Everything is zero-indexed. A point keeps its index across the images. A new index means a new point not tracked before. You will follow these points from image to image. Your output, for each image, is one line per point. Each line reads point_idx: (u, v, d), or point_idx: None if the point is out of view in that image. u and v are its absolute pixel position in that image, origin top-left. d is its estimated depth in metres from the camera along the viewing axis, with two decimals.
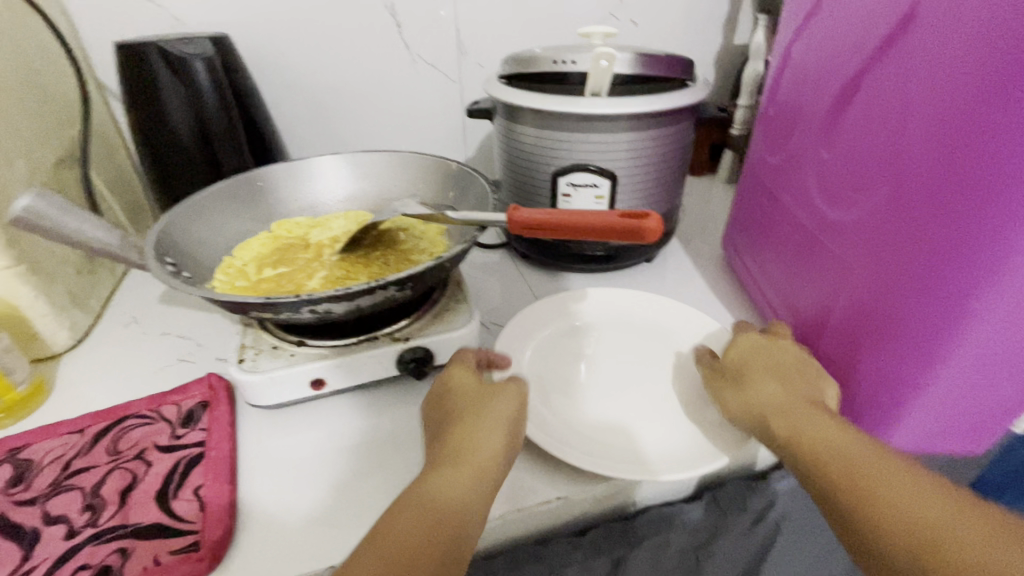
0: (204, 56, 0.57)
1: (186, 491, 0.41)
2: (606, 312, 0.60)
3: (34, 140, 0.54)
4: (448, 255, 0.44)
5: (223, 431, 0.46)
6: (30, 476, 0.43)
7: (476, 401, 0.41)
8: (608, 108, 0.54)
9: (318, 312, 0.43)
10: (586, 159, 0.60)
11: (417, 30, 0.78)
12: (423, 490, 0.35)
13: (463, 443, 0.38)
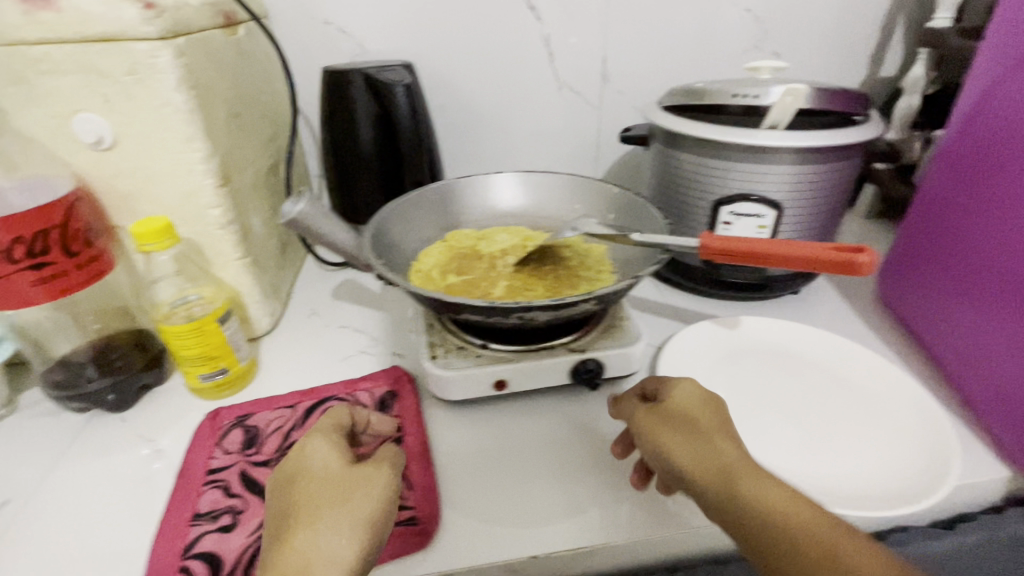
0: (404, 82, 0.64)
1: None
2: (758, 341, 0.60)
3: (259, 149, 0.63)
4: (643, 275, 0.47)
5: (415, 420, 0.51)
6: (258, 441, 0.49)
7: (299, 460, 0.40)
8: (790, 141, 0.54)
9: (522, 319, 0.46)
10: (751, 189, 0.59)
11: (567, 59, 0.82)
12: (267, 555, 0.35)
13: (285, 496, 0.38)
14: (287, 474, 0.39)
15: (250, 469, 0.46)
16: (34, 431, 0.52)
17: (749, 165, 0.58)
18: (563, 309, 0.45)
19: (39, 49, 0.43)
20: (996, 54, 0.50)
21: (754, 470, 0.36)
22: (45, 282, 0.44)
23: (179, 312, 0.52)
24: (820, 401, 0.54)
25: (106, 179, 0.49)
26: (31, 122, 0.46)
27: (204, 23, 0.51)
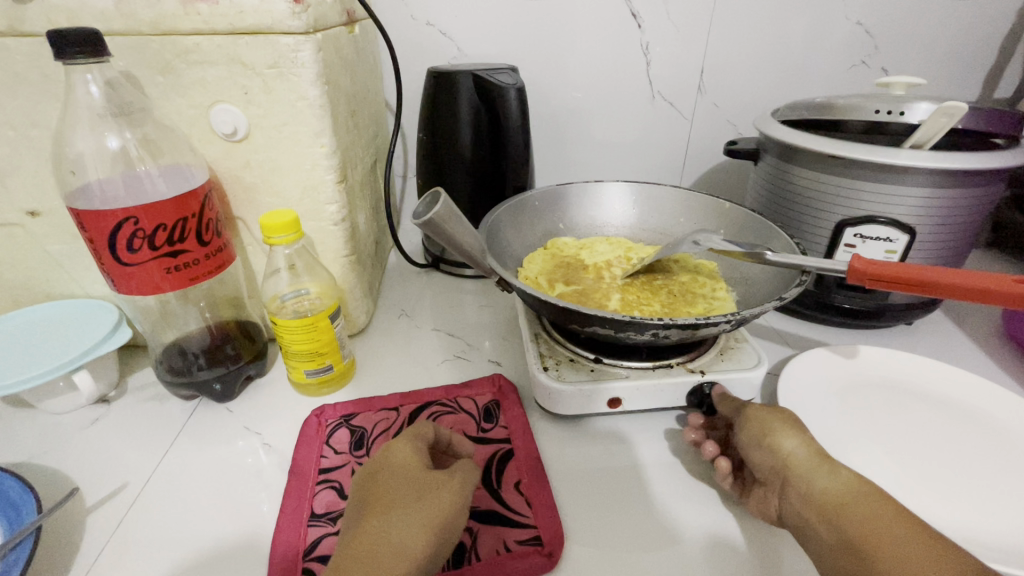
0: (516, 86, 0.62)
1: (509, 485, 0.44)
2: (878, 373, 0.57)
3: (365, 147, 0.62)
4: (790, 296, 0.43)
5: (524, 434, 0.49)
6: (366, 444, 0.48)
7: (383, 457, 0.40)
8: (939, 162, 0.50)
9: (654, 336, 0.44)
10: (881, 212, 0.55)
11: (664, 68, 0.79)
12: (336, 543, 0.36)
13: (362, 489, 0.39)
14: (371, 468, 0.40)
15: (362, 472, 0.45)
16: (144, 414, 0.53)
17: (881, 186, 0.54)
18: (700, 329, 0.43)
19: (192, 39, 0.43)
20: None
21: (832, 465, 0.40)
22: (176, 270, 0.44)
23: (292, 305, 0.52)
24: (961, 441, 0.49)
25: (235, 169, 0.49)
26: (172, 110, 0.46)
27: (334, 20, 0.51)
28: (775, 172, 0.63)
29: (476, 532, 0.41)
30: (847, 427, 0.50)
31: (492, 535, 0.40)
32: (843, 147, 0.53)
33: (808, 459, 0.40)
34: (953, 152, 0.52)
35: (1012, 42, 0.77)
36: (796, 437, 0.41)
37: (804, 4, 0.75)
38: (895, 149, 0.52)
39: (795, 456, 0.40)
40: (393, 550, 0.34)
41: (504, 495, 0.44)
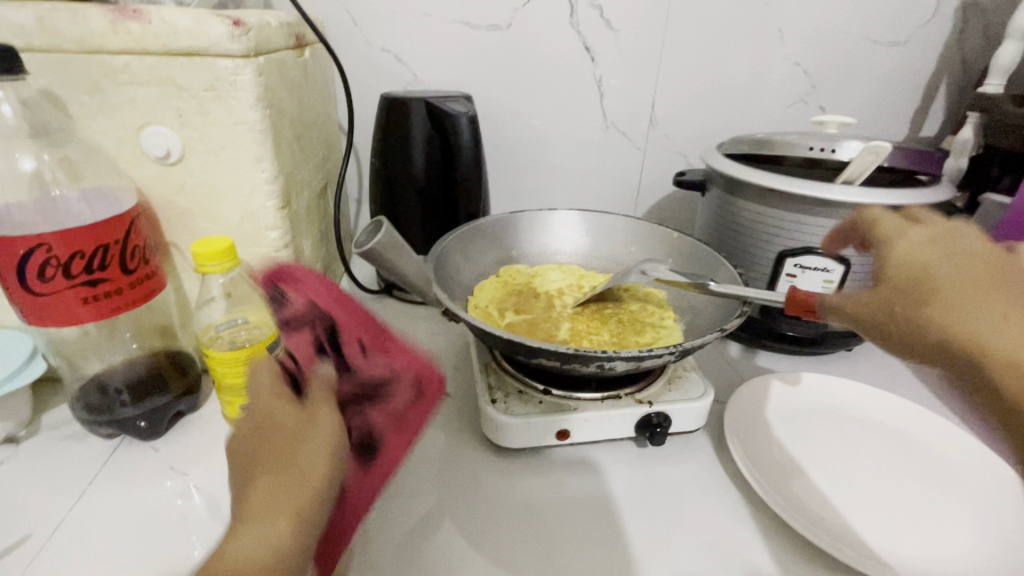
0: (468, 114, 0.62)
1: (410, 409, 0.41)
2: (821, 399, 0.58)
3: (313, 172, 0.61)
4: (731, 327, 0.44)
5: (415, 355, 0.44)
6: (286, 295, 0.45)
7: (328, 483, 0.31)
8: (868, 199, 0.53)
9: (600, 368, 0.44)
10: (818, 244, 0.57)
11: (616, 100, 0.81)
12: (256, 492, 0.30)
13: (269, 526, 0.28)
14: (320, 451, 0.32)
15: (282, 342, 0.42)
16: (58, 455, 0.48)
17: (817, 220, 0.56)
18: (645, 361, 0.43)
19: (121, 58, 0.41)
20: None
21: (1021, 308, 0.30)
22: (94, 300, 0.41)
23: (227, 336, 0.49)
24: (898, 468, 0.51)
25: (168, 193, 0.47)
26: (99, 131, 0.44)
27: (280, 44, 0.50)
28: (720, 204, 0.65)
29: (365, 472, 0.37)
30: (790, 456, 0.51)
31: (392, 446, 0.39)
32: (781, 181, 0.56)
33: (985, 319, 0.30)
34: (881, 189, 0.55)
35: (933, 86, 0.83)
36: (981, 303, 0.30)
37: (746, 46, 0.79)
38: (829, 184, 0.55)
39: (954, 300, 0.31)
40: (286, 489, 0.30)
41: (403, 426, 0.40)
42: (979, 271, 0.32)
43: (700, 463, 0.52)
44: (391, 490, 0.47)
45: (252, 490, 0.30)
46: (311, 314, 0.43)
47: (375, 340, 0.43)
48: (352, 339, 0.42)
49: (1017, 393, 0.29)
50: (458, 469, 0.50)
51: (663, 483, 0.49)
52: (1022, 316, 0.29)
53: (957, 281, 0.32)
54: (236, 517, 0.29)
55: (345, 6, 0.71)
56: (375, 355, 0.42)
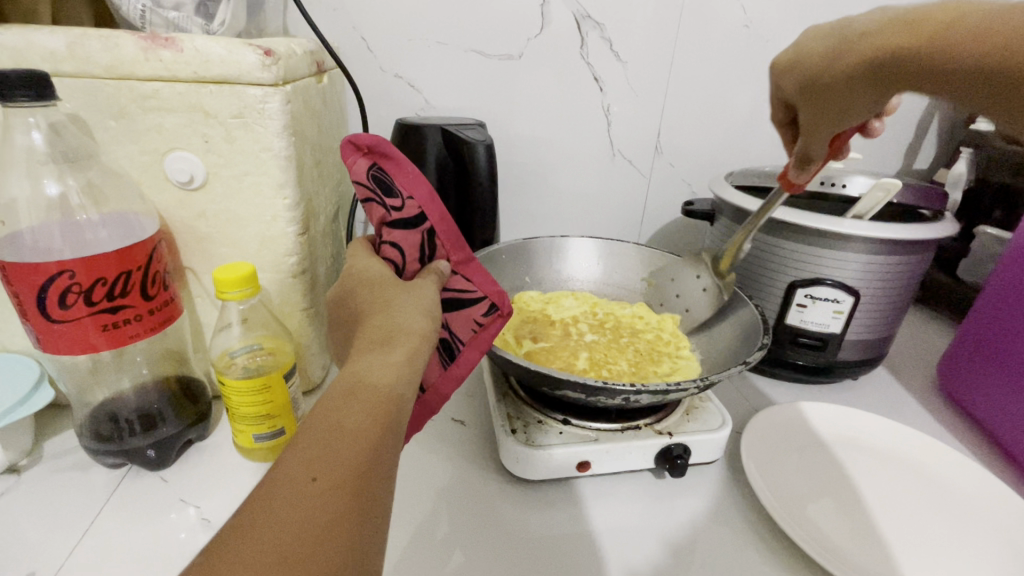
0: (484, 141, 0.63)
1: (472, 342, 0.43)
2: (834, 429, 0.58)
3: (329, 196, 0.61)
4: (753, 360, 0.44)
5: (489, 277, 0.43)
6: (390, 184, 0.43)
7: (418, 364, 0.33)
8: (878, 234, 0.54)
9: (624, 401, 0.44)
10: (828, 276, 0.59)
11: (623, 128, 0.82)
12: (359, 368, 0.31)
13: (378, 386, 0.30)
14: (409, 343, 0.33)
15: (392, 215, 0.43)
16: (60, 486, 0.47)
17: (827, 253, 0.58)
18: (669, 394, 0.43)
19: (150, 85, 0.41)
20: None
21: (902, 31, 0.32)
22: (113, 327, 0.40)
23: (242, 363, 0.48)
24: (912, 499, 0.51)
25: (188, 218, 0.47)
26: (122, 155, 0.44)
27: (304, 71, 0.50)
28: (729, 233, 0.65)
29: (445, 367, 0.43)
30: (807, 486, 0.51)
31: (443, 386, 0.43)
32: (792, 215, 0.57)
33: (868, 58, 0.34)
34: (889, 223, 0.57)
35: (927, 121, 0.86)
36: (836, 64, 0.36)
37: (749, 78, 0.81)
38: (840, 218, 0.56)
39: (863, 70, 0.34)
40: (379, 379, 0.31)
41: (473, 341, 0.43)
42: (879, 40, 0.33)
43: (718, 494, 0.51)
44: (408, 522, 0.46)
45: (354, 367, 0.31)
46: (417, 213, 0.42)
47: (460, 260, 0.43)
48: (441, 251, 0.43)
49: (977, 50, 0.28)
50: (475, 500, 0.49)
51: (682, 515, 0.49)
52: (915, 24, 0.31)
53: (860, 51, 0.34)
54: (335, 389, 0.30)
55: (361, 33, 0.72)
56: (457, 281, 0.43)
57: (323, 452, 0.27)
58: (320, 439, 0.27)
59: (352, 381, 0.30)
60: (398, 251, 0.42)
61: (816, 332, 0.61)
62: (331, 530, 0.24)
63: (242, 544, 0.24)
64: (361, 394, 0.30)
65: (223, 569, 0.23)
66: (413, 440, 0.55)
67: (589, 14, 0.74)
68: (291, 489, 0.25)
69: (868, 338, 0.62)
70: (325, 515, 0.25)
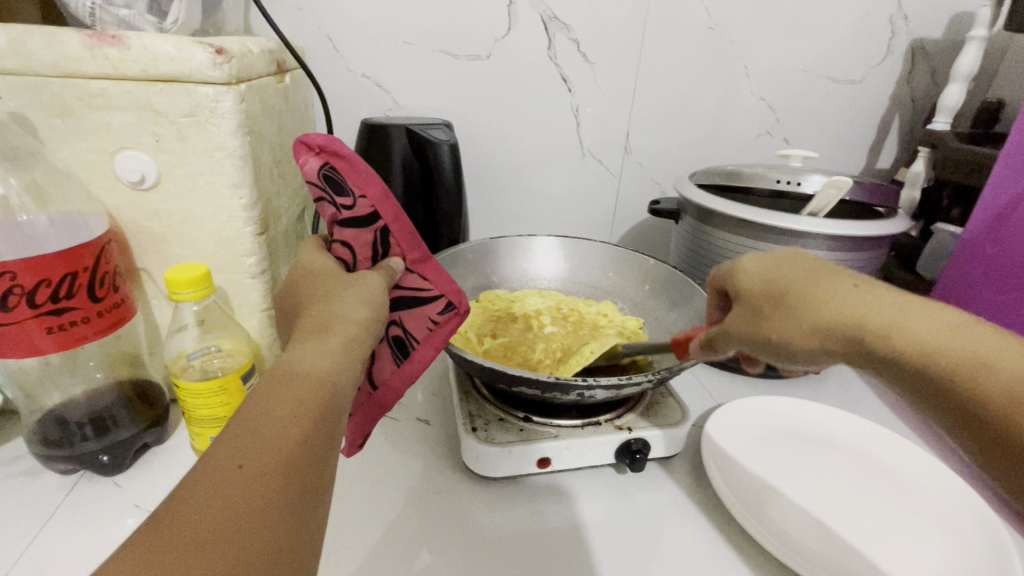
0: (448, 141, 0.63)
1: (426, 340, 0.44)
2: (794, 422, 0.60)
3: (292, 196, 0.60)
4: (707, 355, 0.46)
5: (446, 276, 0.44)
6: (341, 183, 0.42)
7: (354, 353, 0.34)
8: (832, 230, 0.55)
9: (581, 396, 0.44)
10: None
11: (592, 129, 0.83)
12: (293, 358, 0.32)
13: (312, 374, 0.31)
14: (346, 333, 0.34)
15: (343, 214, 0.43)
16: (10, 493, 0.45)
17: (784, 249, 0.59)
18: (625, 389, 0.44)
19: (97, 83, 0.41)
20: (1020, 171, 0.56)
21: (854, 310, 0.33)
22: (58, 330, 0.39)
23: (199, 365, 0.48)
24: (866, 487, 0.52)
25: (141, 218, 0.46)
26: (70, 155, 0.43)
27: (261, 71, 0.50)
28: (692, 232, 0.67)
29: (398, 365, 0.44)
30: (765, 478, 0.52)
31: (396, 382, 0.44)
32: (749, 212, 0.58)
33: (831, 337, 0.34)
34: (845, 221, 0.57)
35: (886, 122, 0.89)
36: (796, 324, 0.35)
37: (715, 81, 0.82)
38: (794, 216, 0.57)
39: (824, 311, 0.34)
40: (313, 367, 0.31)
41: (428, 339, 0.44)
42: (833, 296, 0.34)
43: (678, 488, 0.52)
44: (368, 522, 0.46)
45: (288, 357, 0.32)
46: (370, 212, 0.42)
47: (416, 259, 0.44)
48: (396, 250, 0.43)
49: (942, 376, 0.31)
50: (437, 499, 0.49)
51: (642, 509, 0.49)
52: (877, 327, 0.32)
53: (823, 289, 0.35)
54: (269, 378, 0.30)
55: (326, 32, 0.72)
56: (412, 280, 0.43)
57: (252, 440, 0.27)
58: (252, 428, 0.27)
59: (284, 369, 0.31)
60: (350, 250, 0.43)
61: None
62: (257, 516, 0.25)
63: (165, 537, 0.23)
64: (294, 381, 0.30)
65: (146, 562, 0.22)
66: (377, 440, 0.55)
67: (556, 16, 0.75)
68: (217, 477, 0.25)
69: None
70: (251, 502, 0.25)
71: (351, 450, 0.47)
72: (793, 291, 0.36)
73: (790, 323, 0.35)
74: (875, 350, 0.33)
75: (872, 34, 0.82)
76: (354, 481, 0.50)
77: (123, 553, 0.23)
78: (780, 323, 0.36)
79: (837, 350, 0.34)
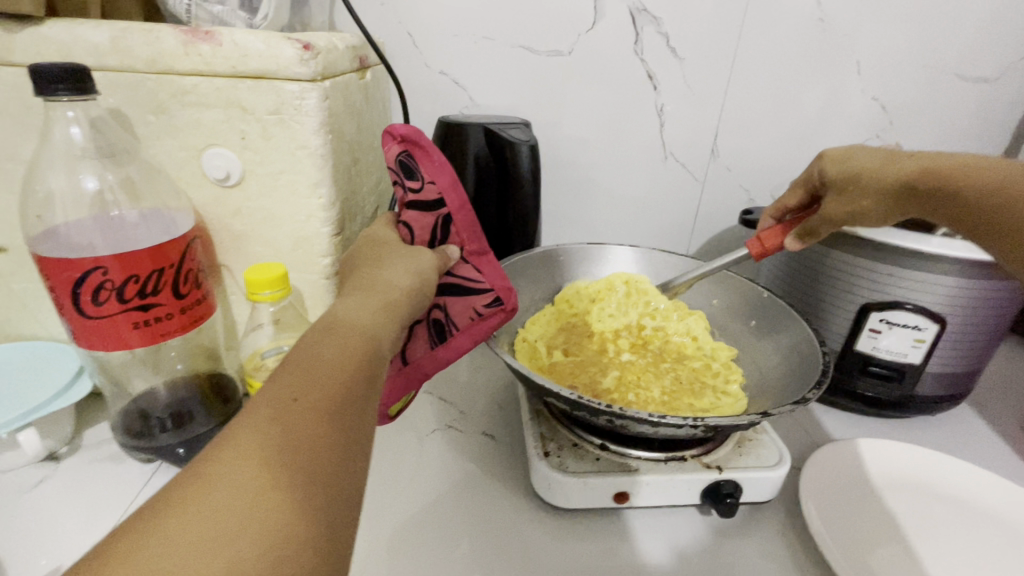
0: (529, 142, 0.60)
1: (466, 329, 0.44)
2: (912, 469, 0.52)
3: (368, 195, 0.59)
4: (773, 413, 0.39)
5: (500, 272, 0.44)
6: (414, 170, 0.43)
7: (395, 311, 0.35)
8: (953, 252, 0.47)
9: (614, 423, 0.41)
10: (902, 299, 0.51)
11: (677, 130, 0.77)
12: (340, 311, 0.33)
13: (357, 324, 0.32)
14: (389, 295, 0.36)
15: (411, 197, 0.43)
16: (95, 476, 0.47)
17: (901, 272, 0.50)
18: (664, 428, 0.40)
19: (190, 80, 0.41)
20: None
21: (894, 161, 0.45)
22: (144, 325, 0.40)
23: (273, 364, 0.47)
24: (1000, 558, 0.44)
25: (224, 215, 0.46)
26: (163, 151, 0.43)
27: (345, 67, 0.48)
28: (794, 247, 0.59)
29: (433, 347, 0.44)
30: (875, 538, 0.45)
31: (428, 364, 0.44)
32: (860, 227, 0.51)
33: (883, 164, 0.45)
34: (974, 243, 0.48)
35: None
36: (868, 178, 0.46)
37: (821, 77, 0.74)
38: (915, 236, 0.49)
39: (874, 172, 0.45)
40: (359, 319, 0.33)
41: (468, 328, 0.44)
42: (891, 163, 0.45)
43: (772, 538, 0.46)
44: (429, 543, 0.43)
45: (336, 310, 0.34)
46: (436, 198, 0.42)
47: (474, 251, 0.44)
48: (456, 239, 0.44)
49: (952, 185, 0.40)
50: (500, 520, 0.46)
51: (730, 559, 0.44)
52: (909, 170, 0.43)
53: (868, 163, 0.46)
54: (318, 327, 0.32)
55: (406, 28, 0.70)
56: (466, 270, 0.43)
57: (302, 376, 0.28)
58: (305, 363, 0.29)
59: (334, 320, 0.33)
60: (409, 231, 0.44)
61: (890, 362, 0.54)
62: (313, 439, 0.25)
63: (225, 452, 0.24)
64: (341, 330, 0.31)
65: (208, 471, 0.23)
66: (441, 452, 0.53)
67: (645, 8, 0.70)
68: (270, 408, 0.26)
69: (952, 371, 0.55)
70: (304, 430, 0.25)
71: (380, 419, 0.47)
72: (858, 172, 0.46)
73: (860, 193, 0.47)
74: (929, 190, 0.42)
75: (1018, 22, 0.70)
76: (417, 495, 0.48)
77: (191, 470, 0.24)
78: (855, 174, 0.47)
79: (901, 201, 0.44)
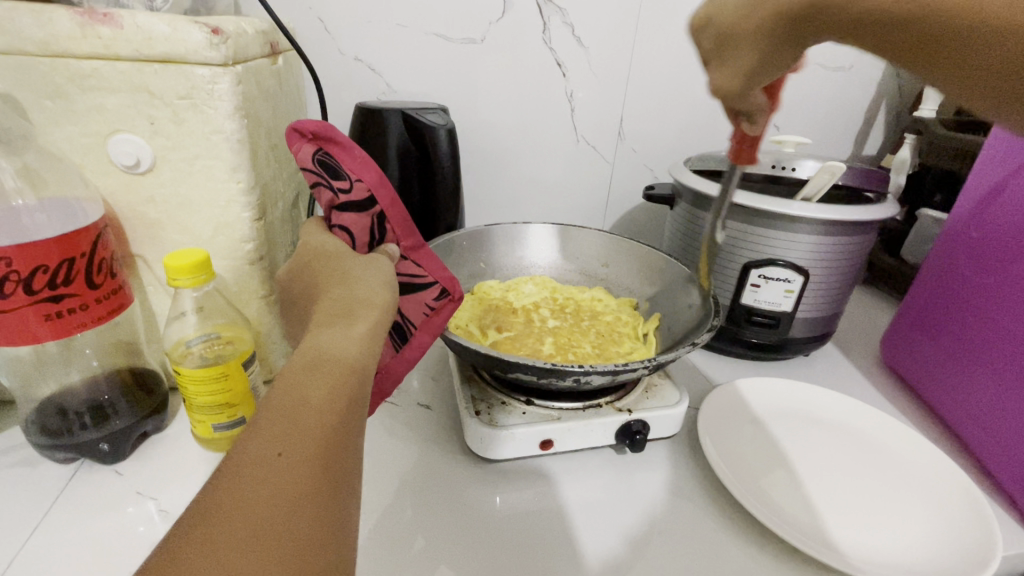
0: (445, 126, 0.63)
1: (423, 326, 0.45)
2: (788, 402, 0.61)
3: (288, 181, 0.60)
4: (702, 340, 0.47)
5: (438, 263, 0.46)
6: (337, 167, 0.44)
7: (377, 335, 0.34)
8: (839, 213, 0.56)
9: (576, 381, 0.46)
10: (787, 257, 0.60)
11: (586, 115, 0.83)
12: (319, 342, 0.32)
13: (341, 357, 0.31)
14: (371, 320, 0.35)
15: (340, 199, 0.44)
16: (9, 483, 0.45)
17: (791, 235, 0.59)
18: (620, 375, 0.45)
19: (89, 63, 0.40)
20: (990, 165, 0.57)
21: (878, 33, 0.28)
22: (56, 317, 0.39)
23: (199, 352, 0.47)
24: (852, 462, 0.54)
25: (136, 203, 0.45)
26: (63, 138, 0.42)
27: (256, 52, 0.48)
28: (689, 217, 0.66)
29: (397, 351, 0.46)
30: (759, 458, 0.53)
31: (396, 368, 0.45)
32: (762, 199, 0.57)
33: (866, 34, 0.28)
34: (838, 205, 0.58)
35: (874, 107, 0.87)
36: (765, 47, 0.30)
37: None
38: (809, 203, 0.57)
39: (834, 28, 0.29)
40: (342, 350, 0.32)
41: (425, 325, 0.45)
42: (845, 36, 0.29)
43: (677, 469, 0.53)
44: (372, 509, 0.46)
45: (315, 341, 0.32)
46: (367, 195, 0.44)
47: (411, 246, 0.46)
48: (391, 235, 0.45)
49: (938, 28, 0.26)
50: (439, 479, 0.49)
51: (642, 489, 0.50)
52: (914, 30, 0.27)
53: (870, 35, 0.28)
54: (297, 362, 0.31)
55: (316, 13, 0.70)
56: (408, 266, 0.45)
57: (290, 425, 0.27)
58: (286, 410, 0.28)
59: (313, 352, 0.31)
60: (348, 234, 0.44)
61: (769, 311, 0.64)
62: (306, 495, 0.25)
63: (211, 526, 0.23)
64: (323, 365, 0.30)
65: (199, 546, 0.22)
66: (379, 425, 0.55)
67: None
68: (259, 470, 0.25)
69: (818, 315, 0.65)
70: (297, 488, 0.25)
71: None
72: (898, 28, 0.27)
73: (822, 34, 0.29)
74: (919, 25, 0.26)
75: None
76: None
77: (180, 543, 0.23)
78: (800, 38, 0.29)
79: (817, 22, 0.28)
